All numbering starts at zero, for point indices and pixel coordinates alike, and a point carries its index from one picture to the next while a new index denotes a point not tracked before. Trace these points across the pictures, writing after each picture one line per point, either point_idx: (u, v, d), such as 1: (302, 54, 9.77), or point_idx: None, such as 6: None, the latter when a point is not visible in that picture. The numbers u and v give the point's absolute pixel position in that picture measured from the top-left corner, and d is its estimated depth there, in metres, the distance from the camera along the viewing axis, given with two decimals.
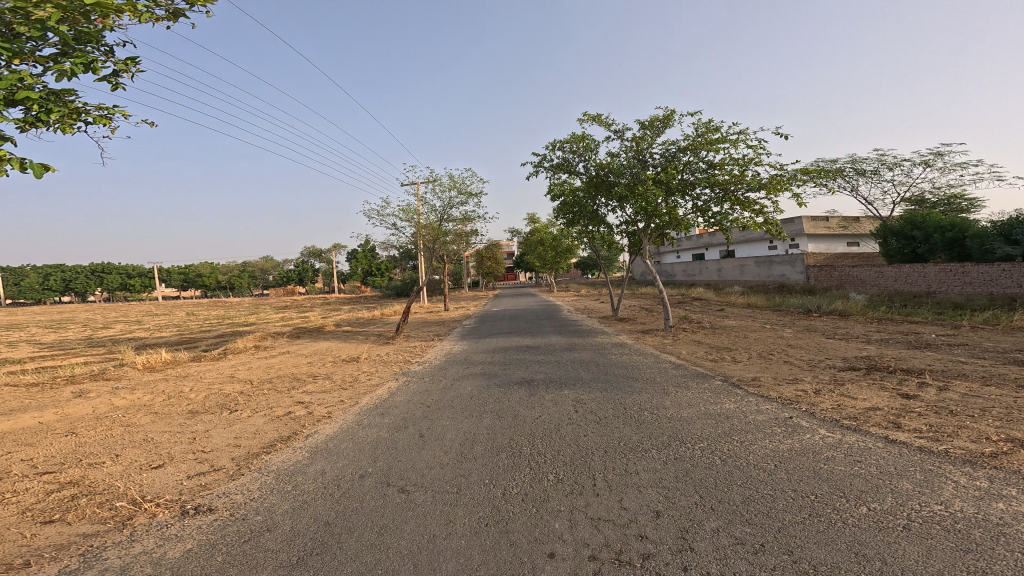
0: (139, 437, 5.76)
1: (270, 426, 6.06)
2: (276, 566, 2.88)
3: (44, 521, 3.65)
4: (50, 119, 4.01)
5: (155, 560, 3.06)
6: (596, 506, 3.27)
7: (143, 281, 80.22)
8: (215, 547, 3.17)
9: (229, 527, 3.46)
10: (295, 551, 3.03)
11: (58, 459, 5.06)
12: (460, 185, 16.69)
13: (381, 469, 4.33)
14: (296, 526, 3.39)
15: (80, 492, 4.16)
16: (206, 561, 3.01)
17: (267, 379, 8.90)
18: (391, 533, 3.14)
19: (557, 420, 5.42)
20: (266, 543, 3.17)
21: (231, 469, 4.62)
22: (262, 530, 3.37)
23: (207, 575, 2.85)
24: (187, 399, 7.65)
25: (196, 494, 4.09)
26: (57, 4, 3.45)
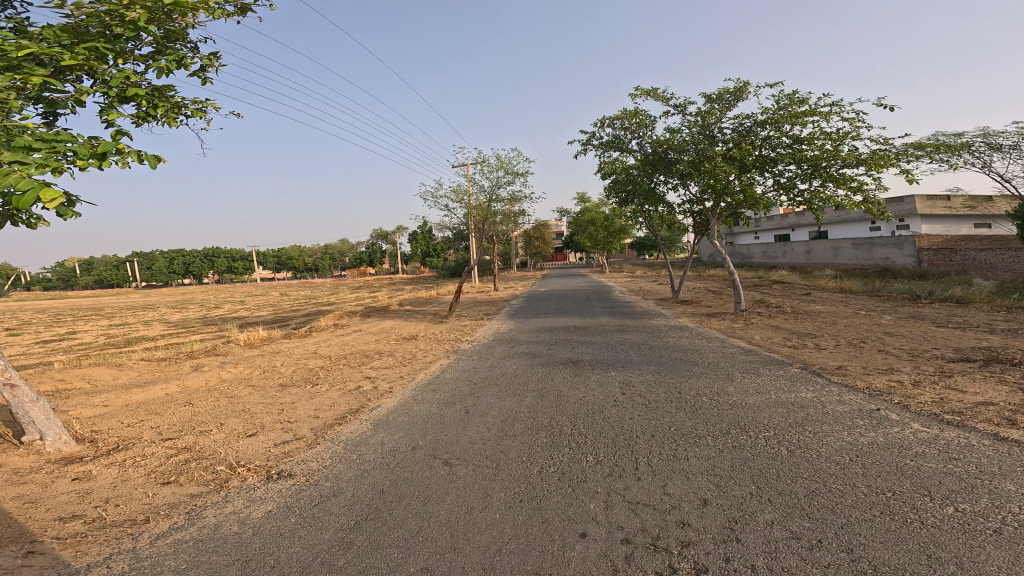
0: (239, 408, 6.34)
1: (343, 399, 6.45)
2: (337, 528, 3.10)
3: (162, 482, 4.11)
4: (157, 114, 4.42)
5: (242, 519, 3.38)
6: (635, 490, 3.23)
7: (244, 264, 87.07)
8: (291, 509, 3.45)
9: (303, 491, 3.75)
10: (354, 516, 3.24)
11: (177, 427, 5.68)
12: (507, 165, 16.53)
13: (430, 442, 4.50)
14: (356, 492, 3.61)
15: (193, 457, 4.66)
16: (283, 521, 3.29)
17: (343, 355, 9.48)
18: (434, 504, 3.28)
19: (602, 402, 5.36)
20: (332, 508, 3.41)
21: (309, 439, 4.98)
22: (330, 495, 3.63)
23: (281, 534, 3.11)
24: (279, 373, 8.32)
25: (279, 461, 4.45)
26: (144, 5, 3.80)
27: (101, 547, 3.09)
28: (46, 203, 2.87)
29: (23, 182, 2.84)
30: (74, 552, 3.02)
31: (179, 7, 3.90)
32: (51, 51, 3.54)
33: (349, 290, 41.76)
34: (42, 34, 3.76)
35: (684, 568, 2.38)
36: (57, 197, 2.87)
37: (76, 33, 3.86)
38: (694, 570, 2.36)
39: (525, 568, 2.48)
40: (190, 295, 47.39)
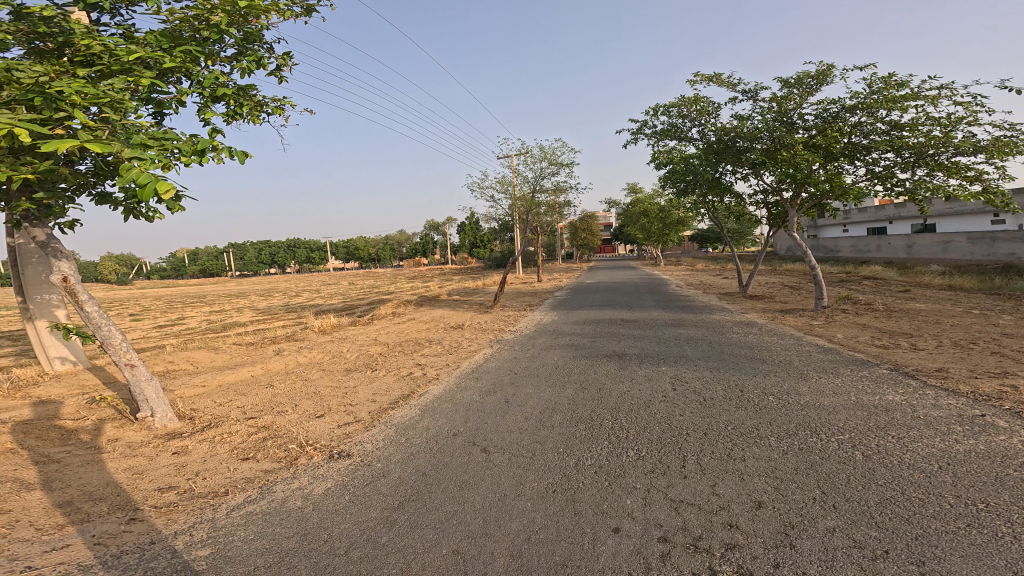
0: (311, 390, 6.72)
1: (397, 384, 6.69)
2: (383, 506, 3.26)
3: (242, 458, 4.43)
4: (244, 111, 4.79)
5: (305, 494, 3.59)
6: (679, 488, 3.15)
7: (319, 254, 92.04)
8: (346, 487, 3.63)
9: (358, 470, 3.93)
10: (398, 496, 3.39)
11: (259, 406, 6.09)
12: (551, 156, 16.33)
13: (470, 430, 4.58)
14: (402, 474, 3.75)
15: (269, 436, 4.98)
16: (338, 498, 3.47)
17: (398, 342, 9.81)
18: (470, 489, 3.37)
19: (650, 396, 5.26)
20: (380, 487, 3.56)
21: (366, 421, 5.20)
22: (380, 475, 3.78)
23: (335, 510, 3.29)
24: (345, 358, 8.73)
25: (341, 441, 4.68)
26: (223, 10, 4.08)
27: (187, 516, 3.37)
28: (162, 196, 3.07)
29: (142, 177, 3.12)
30: (165, 520, 3.31)
31: (257, 10, 4.21)
32: (155, 56, 3.92)
33: (410, 279, 43.08)
34: (146, 39, 4.14)
35: (724, 571, 2.32)
36: (168, 188, 3.02)
37: (173, 38, 4.24)
38: (736, 573, 2.30)
39: (553, 558, 2.51)
40: (271, 284, 50.60)
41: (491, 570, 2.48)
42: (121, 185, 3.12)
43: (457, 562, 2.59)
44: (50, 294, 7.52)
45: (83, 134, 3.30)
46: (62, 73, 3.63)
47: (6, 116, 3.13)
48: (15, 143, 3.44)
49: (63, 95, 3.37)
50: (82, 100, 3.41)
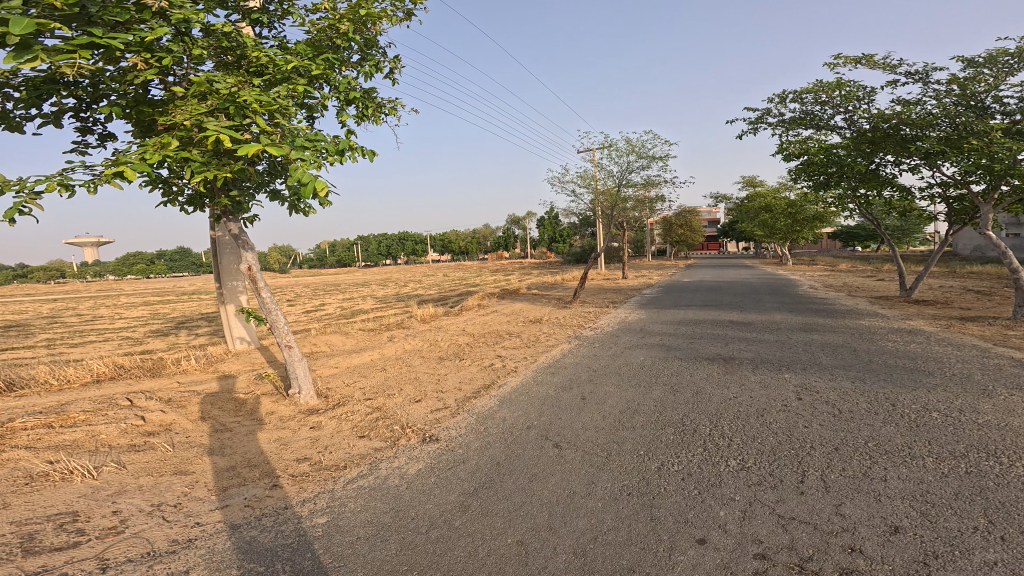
0: (411, 376, 7.10)
1: (480, 374, 6.89)
2: (461, 491, 3.39)
3: (359, 435, 4.77)
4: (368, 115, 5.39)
5: (402, 473, 3.81)
6: (791, 504, 2.95)
7: (420, 246, 96.75)
8: (433, 469, 3.82)
9: (444, 454, 4.11)
10: (473, 482, 3.50)
11: (378, 388, 6.56)
12: (639, 149, 15.82)
13: (544, 424, 4.59)
14: (479, 461, 3.85)
15: (380, 416, 5.33)
16: (425, 478, 3.66)
17: (481, 334, 10.06)
18: (539, 482, 3.40)
19: (766, 405, 4.94)
20: (460, 472, 3.70)
21: (452, 408, 5.40)
22: (459, 461, 3.93)
23: (421, 490, 3.47)
24: (438, 346, 9.10)
25: (432, 426, 4.89)
26: (349, 20, 4.86)
27: (316, 486, 3.70)
28: (319, 193, 3.54)
29: (305, 176, 3.59)
30: (298, 488, 3.66)
31: (374, 18, 4.98)
32: (304, 64, 4.56)
33: (495, 273, 43.82)
34: (297, 50, 4.81)
35: None
36: (325, 186, 3.53)
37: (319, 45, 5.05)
38: None
39: (621, 562, 2.47)
40: (385, 274, 54.44)
41: (553, 565, 2.49)
42: (290, 183, 3.65)
43: (521, 552, 2.63)
44: (237, 282, 8.55)
45: (262, 137, 3.81)
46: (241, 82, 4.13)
47: (213, 122, 3.72)
48: (218, 147, 4.10)
49: (247, 103, 3.94)
50: (261, 106, 3.95)
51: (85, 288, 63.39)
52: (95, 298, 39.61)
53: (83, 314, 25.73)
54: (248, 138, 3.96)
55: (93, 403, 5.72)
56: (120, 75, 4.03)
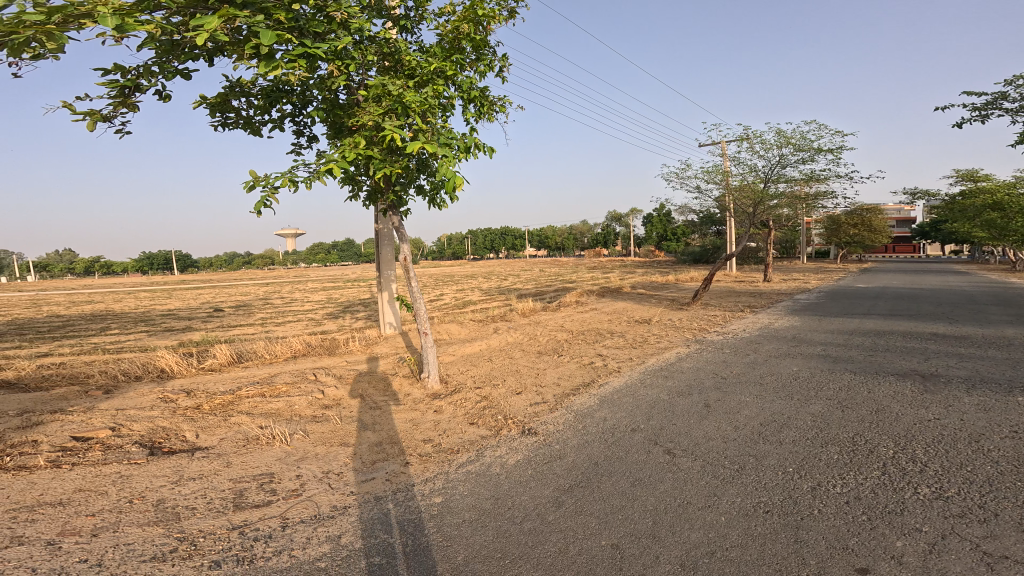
0: (512, 368, 7.27)
1: (578, 371, 6.89)
2: (556, 487, 3.53)
3: (469, 422, 5.18)
4: (480, 107, 6.14)
5: (502, 462, 4.11)
6: (1007, 543, 2.57)
7: (515, 241, 98.11)
8: (530, 462, 4.03)
9: (540, 448, 4.28)
10: (568, 480, 3.62)
11: (482, 377, 6.90)
12: (796, 140, 14.55)
13: (652, 428, 4.47)
14: (576, 459, 3.94)
15: (487, 405, 5.66)
16: (522, 470, 3.89)
17: (581, 331, 10.04)
18: (642, 488, 3.35)
19: (983, 429, 4.27)
20: (555, 468, 3.84)
21: (550, 404, 5.45)
22: (555, 457, 4.06)
23: (519, 481, 3.71)
24: (535, 340, 9.22)
25: (531, 419, 5.06)
26: (469, 20, 5.89)
27: (436, 466, 4.20)
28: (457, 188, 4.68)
29: (448, 170, 4.76)
30: (421, 468, 4.19)
31: (489, 18, 5.89)
32: (441, 65, 5.64)
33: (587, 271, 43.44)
34: (430, 55, 5.78)
35: None
36: (460, 181, 4.66)
37: (452, 46, 6.10)
38: None
39: None
40: (495, 268, 57.00)
41: (654, 571, 2.48)
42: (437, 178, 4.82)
43: (614, 555, 2.66)
44: (393, 271, 9.83)
45: (419, 133, 5.05)
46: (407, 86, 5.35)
47: (391, 123, 4.90)
48: (392, 145, 5.39)
49: (411, 104, 5.11)
50: (417, 107, 5.10)
51: (242, 275, 73.57)
52: (269, 283, 46.38)
53: (275, 295, 30.53)
54: (409, 134, 5.18)
55: (292, 376, 7.15)
56: (324, 82, 5.54)
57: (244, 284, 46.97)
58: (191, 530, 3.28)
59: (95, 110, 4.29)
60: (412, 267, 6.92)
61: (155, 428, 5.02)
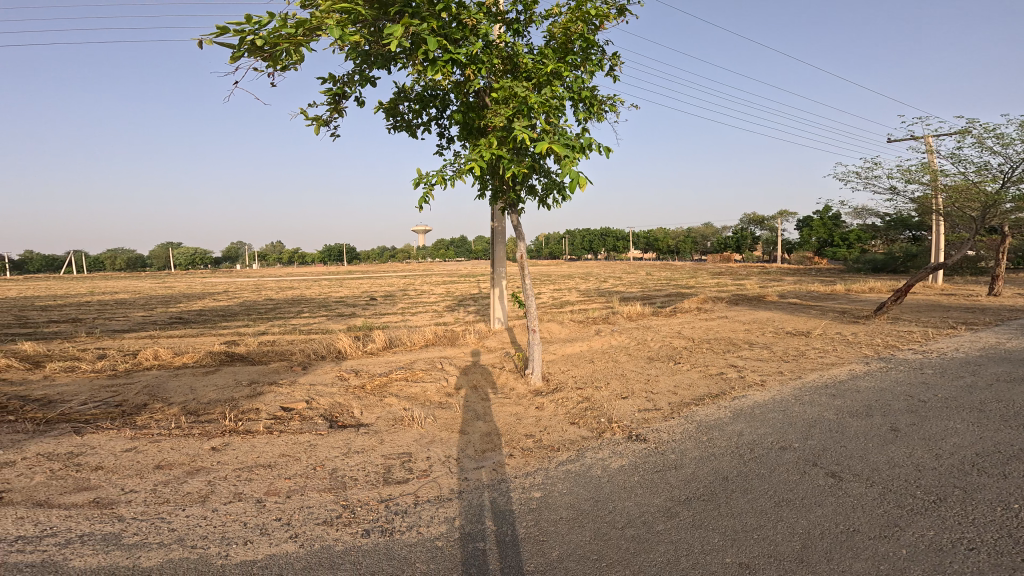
0: (617, 371, 7.14)
1: (702, 381, 6.54)
2: (669, 497, 3.43)
3: (570, 421, 5.18)
4: (592, 109, 6.15)
5: (605, 465, 4.06)
6: None
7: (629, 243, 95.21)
8: (637, 468, 3.94)
9: (651, 455, 4.17)
10: (688, 491, 3.49)
11: (583, 379, 6.84)
12: None
13: (808, 448, 4.14)
14: (697, 471, 3.78)
15: (588, 406, 5.62)
16: (628, 476, 3.82)
17: (706, 339, 9.55)
18: (789, 509, 3.15)
19: None
20: (670, 477, 3.72)
21: (665, 412, 5.30)
22: (671, 466, 3.93)
23: (625, 486, 3.65)
24: (647, 345, 8.98)
25: (639, 425, 4.95)
26: (581, 21, 5.89)
27: (536, 462, 4.24)
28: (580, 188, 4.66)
29: (572, 171, 4.78)
30: (523, 462, 4.26)
31: (601, 15, 5.82)
32: (554, 65, 5.70)
33: (714, 274, 41.47)
34: (539, 57, 5.85)
35: None
36: (585, 182, 4.61)
37: (564, 48, 6.15)
38: None
39: None
40: (612, 271, 56.36)
41: None
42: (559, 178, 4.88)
43: (743, 573, 2.54)
44: (503, 269, 10.10)
45: (544, 133, 5.22)
46: (529, 87, 5.53)
47: (520, 124, 5.11)
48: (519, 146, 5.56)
49: (533, 104, 5.28)
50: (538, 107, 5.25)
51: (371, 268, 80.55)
52: (400, 277, 50.43)
53: (416, 287, 33.06)
54: (536, 133, 5.34)
55: (426, 363, 7.76)
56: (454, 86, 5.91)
57: (384, 276, 51.88)
58: (353, 499, 3.66)
59: (320, 118, 5.60)
60: (528, 265, 7.02)
61: (335, 403, 5.84)
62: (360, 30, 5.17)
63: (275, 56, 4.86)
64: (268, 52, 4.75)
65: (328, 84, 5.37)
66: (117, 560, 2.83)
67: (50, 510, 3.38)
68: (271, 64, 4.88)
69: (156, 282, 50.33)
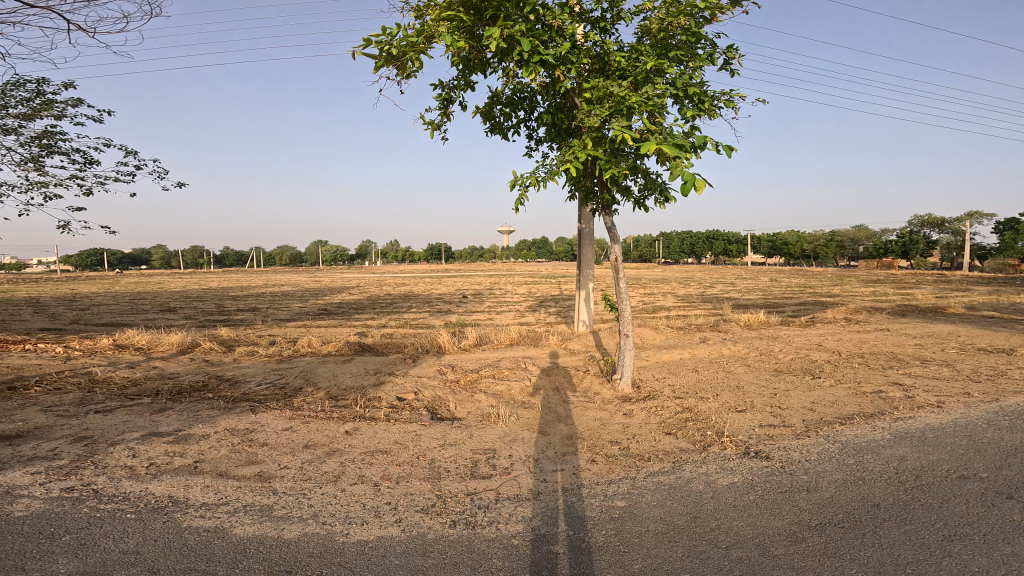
0: (734, 383, 6.77)
1: (851, 399, 6.00)
2: (795, 520, 3.19)
3: (665, 432, 4.99)
4: (704, 107, 5.88)
5: (709, 481, 3.85)
6: None
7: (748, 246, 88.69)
8: (754, 487, 3.70)
9: (773, 475, 3.90)
10: (817, 516, 3.23)
11: (685, 389, 6.54)
12: None
13: (999, 479, 3.67)
14: (836, 496, 3.49)
15: (689, 417, 5.37)
16: (742, 495, 3.59)
17: (859, 354, 8.71)
18: (963, 544, 2.83)
19: None
20: (797, 500, 3.46)
21: (798, 429, 4.95)
22: (800, 488, 3.65)
23: (735, 505, 3.44)
24: (776, 357, 8.41)
25: (760, 441, 4.66)
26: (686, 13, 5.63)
27: (621, 470, 4.13)
28: (695, 189, 4.40)
29: (684, 173, 4.53)
30: (608, 468, 4.17)
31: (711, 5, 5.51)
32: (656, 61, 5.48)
33: (864, 282, 37.66)
34: (641, 53, 5.66)
35: None
36: (702, 183, 4.37)
37: (663, 43, 5.92)
38: None
39: None
40: (730, 276, 53.31)
41: None
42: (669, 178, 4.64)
43: None
44: (591, 270, 10.00)
45: (646, 132, 5.04)
46: (627, 85, 5.40)
47: (619, 124, 4.96)
48: (616, 146, 5.43)
49: (633, 104, 5.12)
50: (640, 107, 5.09)
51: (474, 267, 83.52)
52: (499, 275, 51.96)
53: (507, 286, 33.77)
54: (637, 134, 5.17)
55: (510, 362, 7.84)
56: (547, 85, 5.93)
57: (482, 274, 53.54)
58: (446, 490, 3.78)
59: (434, 121, 5.93)
60: (621, 268, 6.88)
61: (437, 396, 6.09)
62: (461, 36, 5.36)
63: (404, 65, 5.43)
64: (398, 61, 5.36)
65: (439, 90, 5.68)
66: (266, 530, 3.16)
67: (228, 480, 3.85)
68: (401, 73, 5.48)
69: (289, 276, 56.34)
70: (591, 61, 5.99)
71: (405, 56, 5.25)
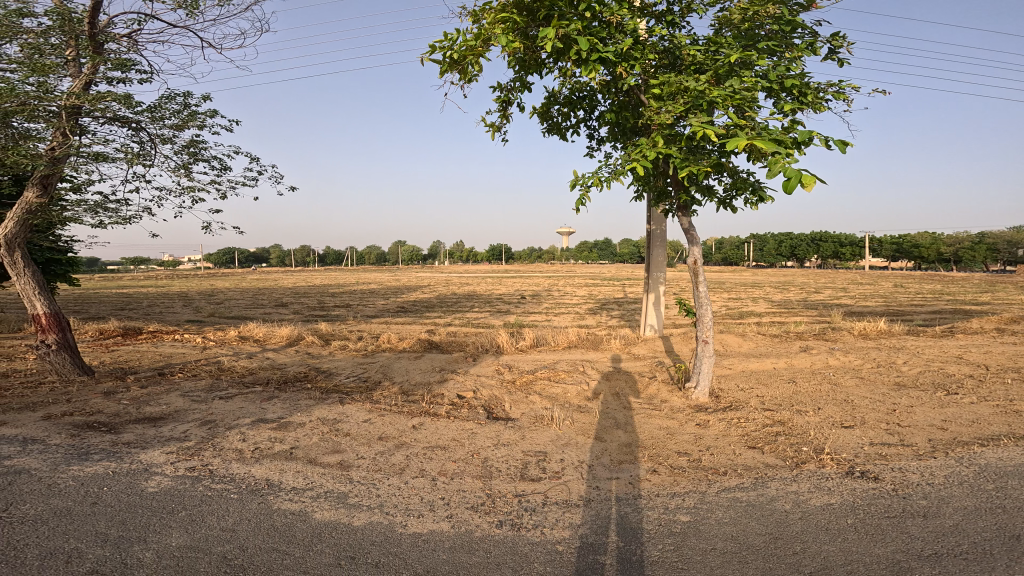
0: (842, 397, 6.27)
1: (998, 419, 5.37)
2: (902, 549, 2.91)
3: (750, 445, 4.70)
4: (804, 99, 5.49)
5: (799, 501, 3.57)
6: None
7: (853, 249, 80.98)
8: (855, 510, 3.41)
9: (883, 498, 3.57)
10: (933, 546, 2.93)
11: (778, 401, 6.15)
12: None
13: None
14: (962, 524, 3.16)
15: (779, 432, 5.04)
16: (840, 518, 3.31)
17: (1010, 368, 7.76)
18: None
19: None
20: (909, 526, 3.16)
21: (922, 450, 4.51)
22: (916, 513, 3.33)
23: (827, 528, 3.18)
24: (897, 370, 7.70)
25: (870, 460, 4.29)
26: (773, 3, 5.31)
27: (688, 483, 3.92)
28: (803, 186, 3.82)
29: (787, 169, 3.90)
30: (672, 480, 3.97)
31: None
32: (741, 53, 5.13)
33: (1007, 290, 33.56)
34: (722, 46, 5.35)
35: None
36: (811, 180, 3.78)
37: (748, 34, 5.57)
38: None
39: None
40: (830, 281, 49.59)
41: None
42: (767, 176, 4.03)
43: None
44: (660, 273, 9.72)
45: (734, 127, 4.66)
46: (704, 79, 5.10)
47: (698, 120, 4.72)
48: (692, 142, 5.19)
49: (713, 98, 4.80)
50: (725, 101, 4.75)
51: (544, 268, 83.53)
52: (573, 277, 51.59)
53: (582, 288, 33.47)
54: (723, 129, 4.77)
55: (568, 364, 7.71)
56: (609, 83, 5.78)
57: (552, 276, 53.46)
58: (496, 489, 3.74)
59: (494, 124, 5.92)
60: (703, 270, 6.57)
61: (493, 395, 6.08)
62: (516, 38, 5.34)
63: (465, 69, 5.48)
64: (459, 65, 5.41)
65: (498, 91, 5.68)
66: (340, 517, 3.24)
67: (315, 467, 4.02)
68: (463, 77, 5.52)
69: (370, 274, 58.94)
70: (658, 57, 5.79)
71: (464, 60, 5.29)
